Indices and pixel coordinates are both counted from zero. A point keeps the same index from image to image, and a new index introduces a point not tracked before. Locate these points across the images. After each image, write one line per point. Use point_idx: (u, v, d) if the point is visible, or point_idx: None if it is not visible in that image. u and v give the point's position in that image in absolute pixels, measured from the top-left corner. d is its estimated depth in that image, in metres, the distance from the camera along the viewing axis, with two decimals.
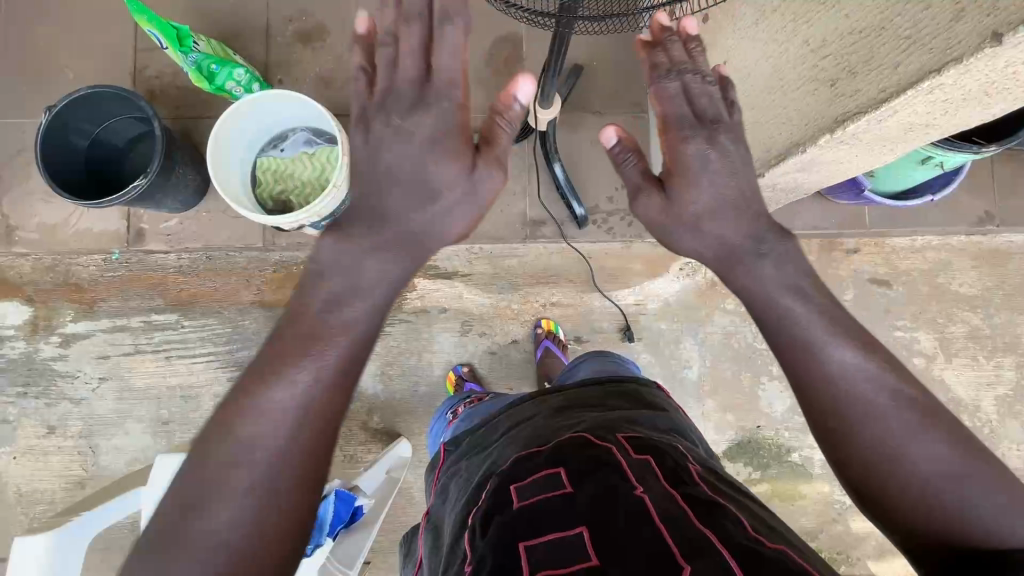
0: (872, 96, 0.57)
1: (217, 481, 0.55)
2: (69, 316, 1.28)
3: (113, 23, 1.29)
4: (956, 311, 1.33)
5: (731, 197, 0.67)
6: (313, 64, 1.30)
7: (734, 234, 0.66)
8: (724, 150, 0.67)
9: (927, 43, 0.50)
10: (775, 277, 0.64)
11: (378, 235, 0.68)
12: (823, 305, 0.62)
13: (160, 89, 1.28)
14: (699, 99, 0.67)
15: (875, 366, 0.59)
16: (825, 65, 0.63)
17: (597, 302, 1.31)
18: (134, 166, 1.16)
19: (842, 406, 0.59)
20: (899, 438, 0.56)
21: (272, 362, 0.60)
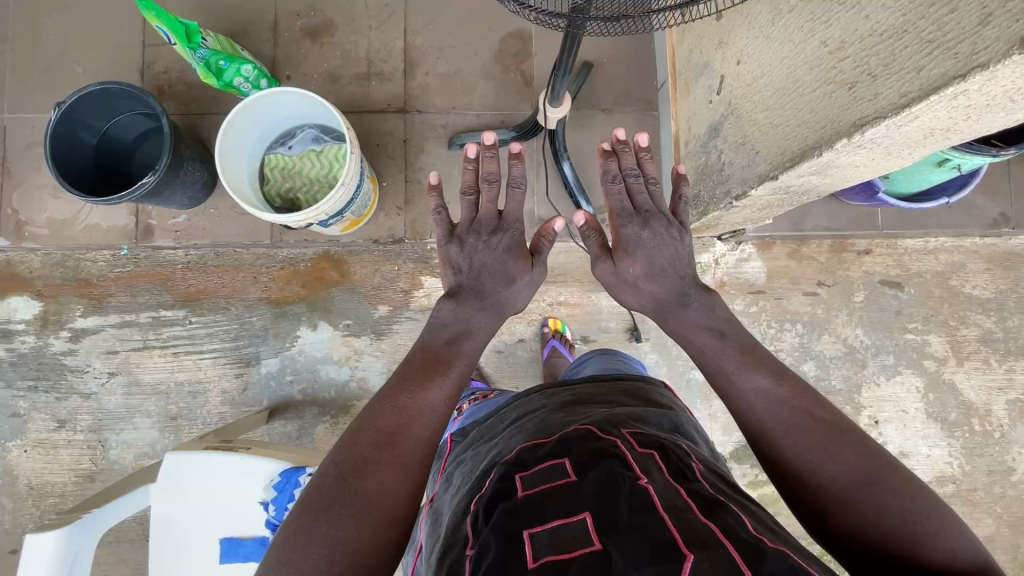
0: (892, 100, 0.56)
1: (373, 462, 0.62)
2: (79, 311, 1.28)
3: (121, 17, 1.28)
4: (968, 314, 1.31)
5: (665, 263, 0.81)
6: (320, 60, 1.29)
7: (665, 289, 0.80)
8: (658, 228, 0.81)
9: (951, 48, 0.49)
10: (702, 319, 0.77)
11: (470, 306, 0.80)
12: (738, 340, 0.73)
13: (169, 85, 1.28)
14: (638, 197, 0.83)
15: (785, 388, 0.66)
16: (843, 67, 0.63)
17: (604, 301, 1.31)
18: (143, 161, 1.17)
19: (763, 424, 0.65)
20: (812, 453, 0.61)
21: (388, 400, 0.67)
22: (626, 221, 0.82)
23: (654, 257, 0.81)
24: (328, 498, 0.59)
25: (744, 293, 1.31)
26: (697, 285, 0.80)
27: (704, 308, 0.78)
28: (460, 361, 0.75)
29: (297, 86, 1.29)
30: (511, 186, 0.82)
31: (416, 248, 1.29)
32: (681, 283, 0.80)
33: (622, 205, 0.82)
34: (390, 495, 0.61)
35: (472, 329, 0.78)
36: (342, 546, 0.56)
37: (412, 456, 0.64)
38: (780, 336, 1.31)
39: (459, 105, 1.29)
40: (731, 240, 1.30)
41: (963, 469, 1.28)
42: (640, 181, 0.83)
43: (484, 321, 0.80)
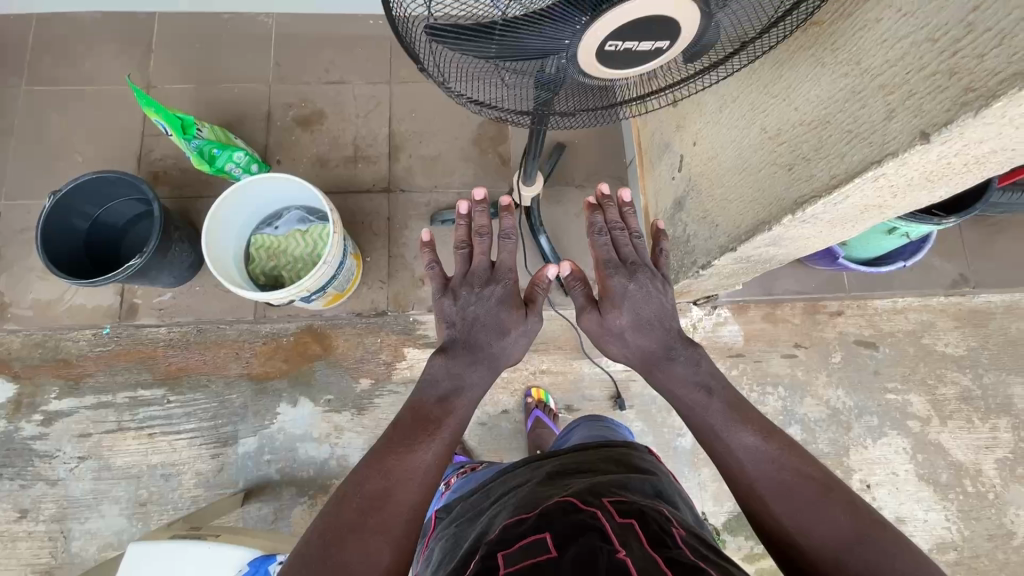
0: (824, 181, 0.61)
1: (357, 532, 0.60)
2: (54, 393, 1.26)
3: (124, 111, 1.38)
4: (945, 372, 1.33)
5: (652, 315, 0.80)
6: (310, 146, 1.38)
7: (653, 342, 0.79)
8: (646, 282, 0.81)
9: (867, 138, 0.54)
10: (688, 377, 0.76)
11: (462, 364, 0.78)
12: (725, 398, 0.72)
13: (164, 170, 1.34)
14: (623, 249, 0.83)
15: (772, 446, 0.66)
16: (782, 151, 0.69)
17: (586, 368, 1.32)
18: (133, 243, 1.21)
19: (752, 485, 0.65)
20: (801, 512, 0.61)
21: (377, 463, 0.66)
22: (611, 271, 0.81)
23: (641, 308, 0.80)
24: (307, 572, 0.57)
25: (723, 356, 1.33)
26: (685, 340, 0.79)
27: (690, 363, 0.77)
28: (452, 423, 0.73)
29: (288, 169, 1.37)
30: (501, 237, 0.85)
31: (399, 319, 1.31)
32: (671, 335, 0.79)
33: (609, 255, 0.83)
34: (372, 568, 0.59)
35: (463, 386, 0.77)
36: None
37: (398, 523, 0.63)
38: (763, 399, 1.31)
39: (441, 183, 1.37)
40: (707, 304, 1.33)
41: (963, 534, 1.25)
42: (627, 234, 0.85)
43: (476, 379, 0.78)
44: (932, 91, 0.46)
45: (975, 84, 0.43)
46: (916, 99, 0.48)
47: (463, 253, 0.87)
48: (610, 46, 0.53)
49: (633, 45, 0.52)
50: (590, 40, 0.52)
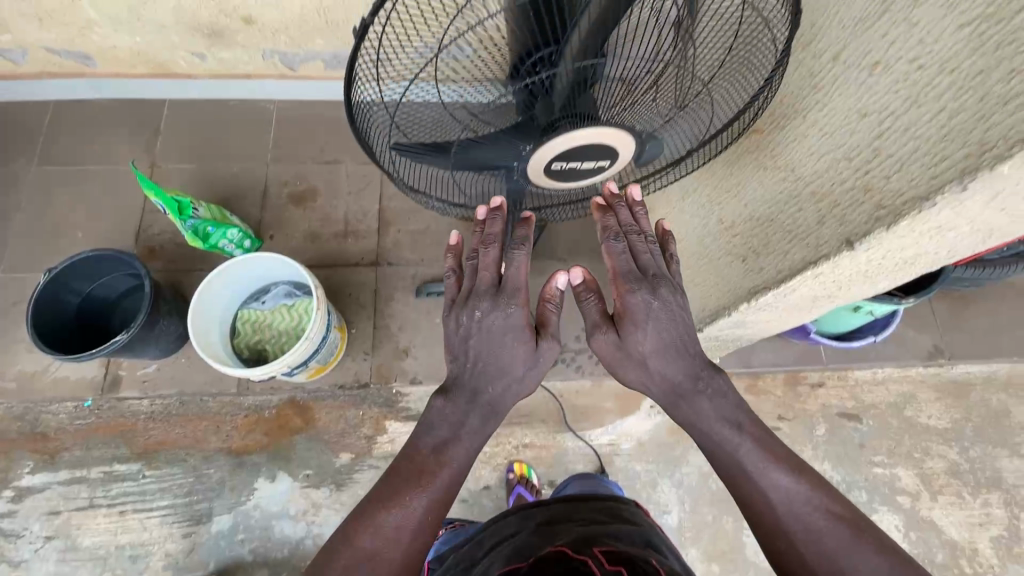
0: (772, 275, 0.64)
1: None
2: (28, 468, 1.24)
3: (127, 189, 1.45)
4: (930, 445, 1.32)
5: (677, 337, 0.66)
6: (303, 221, 1.44)
7: (677, 368, 0.65)
8: (671, 297, 0.68)
9: (803, 240, 0.58)
10: (711, 413, 0.64)
11: (459, 405, 0.66)
12: (752, 438, 0.62)
13: (160, 245, 1.39)
14: (643, 257, 0.70)
15: (805, 484, 0.60)
16: (736, 243, 0.73)
17: (570, 442, 1.31)
18: (124, 317, 1.24)
19: (782, 526, 0.59)
20: (840, 558, 0.56)
21: (369, 516, 0.61)
22: (631, 284, 0.67)
23: (665, 326, 0.66)
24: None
25: None
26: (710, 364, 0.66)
27: (717, 397, 0.65)
28: (452, 474, 0.64)
29: (280, 243, 1.42)
30: (511, 246, 0.71)
31: (381, 392, 1.31)
32: (696, 361, 0.66)
33: (626, 266, 0.70)
34: None
35: (460, 433, 0.66)
36: None
37: None
38: None
39: (427, 257, 1.42)
40: None
41: None
42: (644, 239, 0.72)
43: (476, 425, 0.67)
44: (852, 204, 0.52)
45: (887, 202, 0.49)
46: (840, 211, 0.54)
47: (453, 282, 0.75)
48: (557, 166, 0.65)
49: (576, 165, 0.65)
50: (540, 160, 0.64)
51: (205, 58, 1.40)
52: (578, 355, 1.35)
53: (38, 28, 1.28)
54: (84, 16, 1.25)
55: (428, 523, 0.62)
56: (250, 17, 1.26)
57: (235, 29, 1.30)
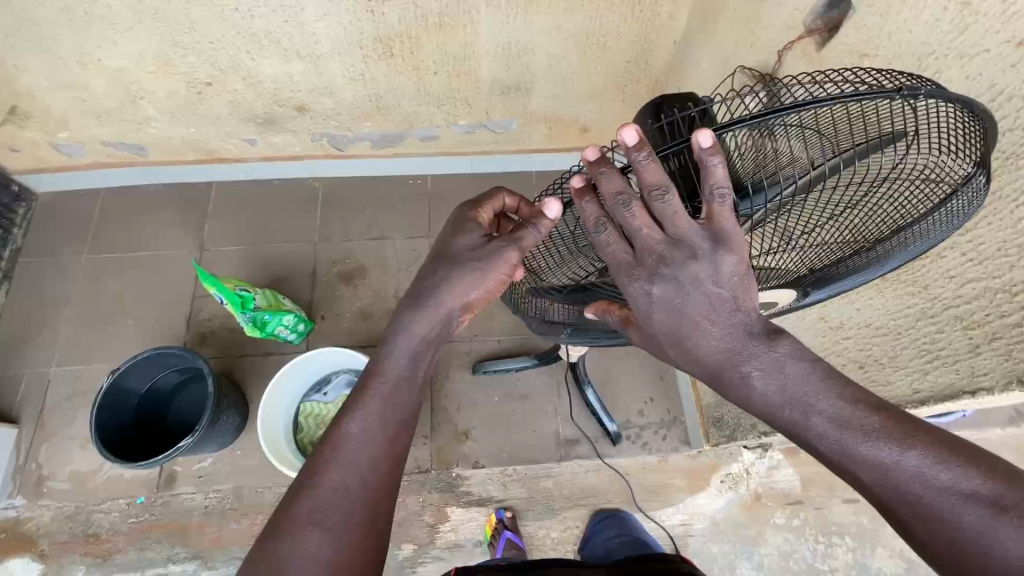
0: (908, 390, 0.77)
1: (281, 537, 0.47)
2: (79, 573, 1.19)
3: (177, 274, 1.45)
4: None
5: (712, 309, 0.46)
6: (353, 300, 1.43)
7: (713, 343, 0.47)
8: (700, 272, 0.45)
9: (951, 365, 0.69)
10: (770, 395, 0.45)
11: (411, 327, 0.56)
12: (831, 410, 0.43)
13: (212, 330, 1.38)
14: (644, 239, 0.44)
15: (916, 454, 0.41)
16: (853, 346, 0.84)
17: (641, 523, 1.25)
18: (180, 410, 1.23)
19: (893, 495, 0.41)
20: (978, 540, 0.39)
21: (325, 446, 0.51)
22: (624, 278, 0.46)
23: (684, 304, 0.46)
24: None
25: (783, 504, 1.26)
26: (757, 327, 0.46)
27: (770, 372, 0.45)
28: (408, 393, 0.55)
29: (331, 323, 1.40)
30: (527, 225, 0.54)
31: (442, 477, 1.27)
32: (742, 328, 0.46)
33: (616, 261, 0.46)
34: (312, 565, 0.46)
35: (398, 332, 0.56)
36: None
37: (339, 512, 0.48)
38: (831, 552, 1.23)
39: (480, 332, 1.40)
40: (757, 447, 1.29)
41: None
42: (631, 210, 0.43)
43: (426, 330, 0.56)
44: (1019, 343, 0.59)
45: (1001, 334, 0.61)
46: (1006, 352, 0.61)
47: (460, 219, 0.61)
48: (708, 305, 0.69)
49: None
50: None
51: (256, 143, 1.42)
52: (642, 431, 1.33)
53: (96, 124, 1.30)
54: (144, 112, 1.27)
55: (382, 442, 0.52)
56: (305, 105, 1.28)
57: (288, 116, 1.32)
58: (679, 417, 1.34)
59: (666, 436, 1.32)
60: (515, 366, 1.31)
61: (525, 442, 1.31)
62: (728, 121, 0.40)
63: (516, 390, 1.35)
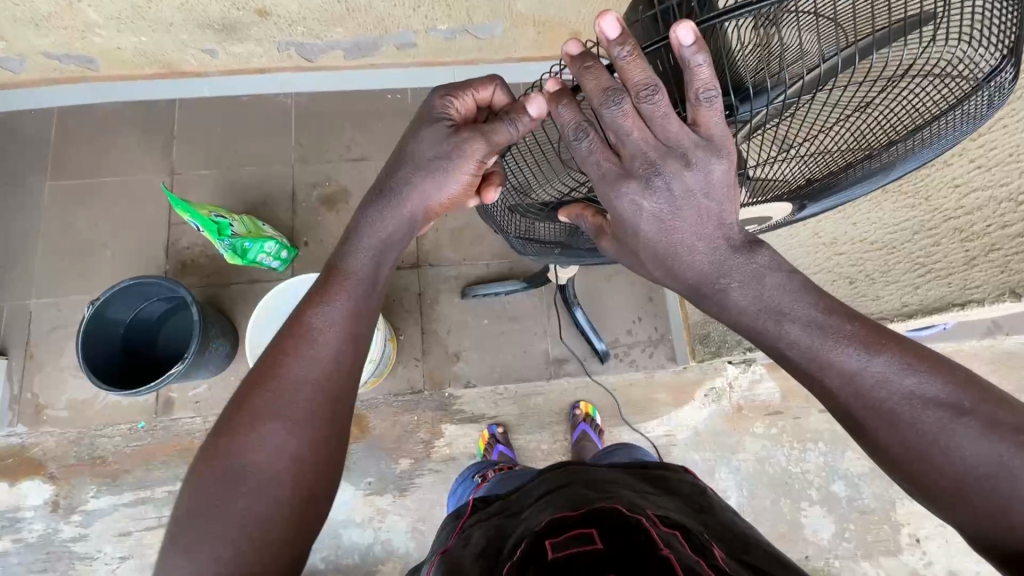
0: (894, 303, 0.92)
1: (244, 424, 0.48)
2: (92, 492, 1.25)
3: (149, 201, 1.38)
4: None
5: (698, 220, 0.44)
6: (336, 225, 1.38)
7: (697, 261, 0.45)
8: (692, 183, 0.42)
9: (947, 281, 0.86)
10: (747, 306, 0.44)
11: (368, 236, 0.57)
12: (805, 317, 0.43)
13: (192, 259, 1.35)
14: (629, 145, 0.41)
15: (884, 357, 0.42)
16: (845, 266, 0.95)
17: (627, 435, 1.31)
18: (168, 338, 1.23)
19: (862, 403, 0.42)
20: (943, 442, 0.41)
21: (289, 338, 0.52)
22: (610, 191, 0.44)
23: (672, 218, 0.44)
24: (196, 514, 0.46)
25: (762, 415, 1.32)
26: (738, 243, 0.45)
27: (750, 283, 0.44)
28: (372, 296, 0.56)
29: (315, 250, 1.37)
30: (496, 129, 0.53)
31: (435, 396, 1.31)
32: (725, 241, 0.45)
33: (600, 172, 0.43)
34: (275, 449, 0.48)
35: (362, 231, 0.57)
36: (238, 508, 0.46)
37: (302, 403, 0.50)
38: (804, 456, 1.30)
39: (468, 256, 1.38)
40: (741, 362, 1.33)
41: None
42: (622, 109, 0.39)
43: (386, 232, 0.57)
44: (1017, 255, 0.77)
45: (1001, 244, 0.78)
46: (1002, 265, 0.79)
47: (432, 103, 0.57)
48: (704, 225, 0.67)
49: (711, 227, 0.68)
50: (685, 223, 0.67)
51: (217, 55, 1.30)
52: (630, 349, 1.35)
53: (35, 33, 1.17)
54: (85, 18, 1.13)
55: (341, 340, 0.52)
56: (265, 10, 1.14)
57: (248, 22, 1.18)
58: (667, 335, 1.36)
59: (654, 354, 1.35)
60: (505, 289, 1.32)
61: (515, 362, 1.34)
62: (722, 11, 0.36)
63: (506, 313, 1.35)
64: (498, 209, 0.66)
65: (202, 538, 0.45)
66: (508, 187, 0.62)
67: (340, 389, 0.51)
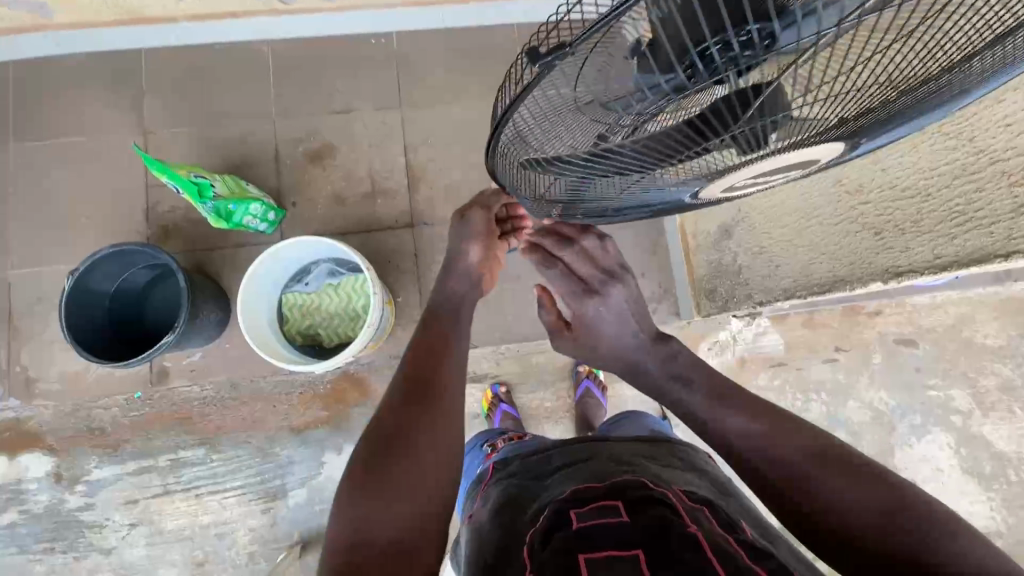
0: (925, 258, 0.79)
1: (403, 414, 0.66)
2: (94, 462, 1.24)
3: (124, 162, 1.30)
4: (985, 363, 1.28)
5: (628, 316, 0.79)
6: (325, 184, 1.31)
7: (629, 349, 0.78)
8: (619, 291, 0.79)
9: (989, 227, 0.70)
10: (660, 375, 0.75)
11: (449, 292, 0.86)
12: (705, 387, 0.70)
13: (175, 224, 1.28)
14: (582, 268, 0.79)
15: (760, 422, 0.64)
16: (876, 216, 0.86)
17: (630, 390, 1.30)
18: (157, 308, 1.18)
19: (744, 451, 0.63)
20: (817, 483, 0.57)
21: (422, 365, 0.72)
22: (579, 302, 0.80)
23: (616, 314, 0.79)
24: (372, 483, 0.60)
25: (766, 367, 1.32)
26: (655, 337, 0.79)
27: (665, 360, 0.76)
28: (463, 341, 0.79)
29: (305, 211, 1.31)
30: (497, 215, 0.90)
31: None
32: (648, 336, 0.79)
33: (572, 285, 0.80)
34: (427, 433, 0.64)
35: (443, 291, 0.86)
36: (406, 473, 0.61)
37: (441, 403, 0.68)
38: (807, 406, 1.31)
39: None
40: (746, 316, 1.31)
41: (1008, 522, 1.24)
42: (577, 253, 0.79)
43: (455, 291, 0.86)
44: None
45: None
46: None
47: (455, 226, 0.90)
48: (737, 184, 0.60)
49: (751, 184, 0.60)
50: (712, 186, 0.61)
51: None
52: None
53: None
54: None
55: (455, 370, 0.73)
56: None
57: None
58: (671, 290, 1.32)
59: (658, 309, 1.32)
60: None
61: (517, 321, 1.30)
62: None
63: (506, 271, 1.31)
64: (505, 165, 0.59)
65: (385, 495, 0.59)
66: (517, 140, 0.56)
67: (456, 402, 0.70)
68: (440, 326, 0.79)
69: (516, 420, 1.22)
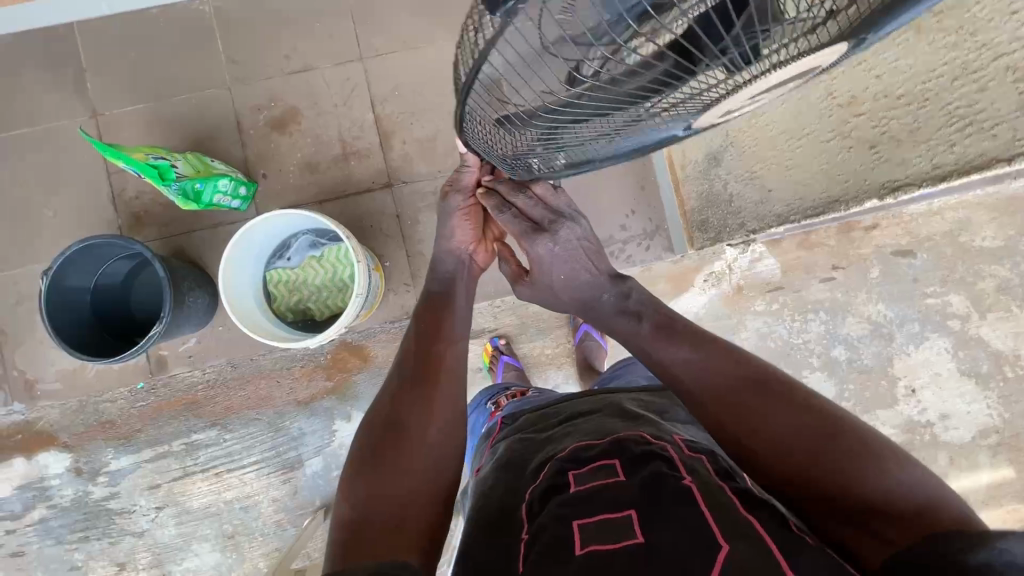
0: (925, 169, 0.77)
1: (409, 395, 0.69)
2: (111, 454, 1.26)
3: (79, 150, 1.23)
4: (984, 266, 1.22)
5: (581, 256, 0.83)
6: (293, 151, 1.25)
7: (582, 289, 0.83)
8: (571, 231, 0.82)
9: (990, 130, 0.68)
10: (609, 310, 0.81)
11: (443, 265, 0.85)
12: (652, 320, 0.75)
13: (145, 210, 1.23)
14: (533, 211, 0.81)
15: (703, 351, 0.68)
16: (867, 129, 0.82)
17: None
18: (142, 297, 1.16)
19: (687, 385, 0.67)
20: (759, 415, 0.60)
21: (425, 347, 0.75)
22: (532, 242, 0.81)
23: (572, 253, 0.82)
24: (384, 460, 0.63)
25: (763, 292, 1.31)
26: (611, 275, 0.83)
27: (617, 297, 0.81)
28: (463, 317, 0.81)
29: (277, 182, 1.25)
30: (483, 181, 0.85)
31: None
32: (604, 276, 0.83)
33: (521, 226, 0.81)
34: (432, 411, 0.68)
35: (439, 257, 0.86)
36: (416, 450, 0.64)
37: (442, 381, 0.71)
38: (806, 327, 1.31)
39: (443, 167, 1.27)
40: (740, 244, 1.28)
41: (1005, 418, 1.26)
42: (530, 198, 0.81)
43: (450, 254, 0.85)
44: None
45: None
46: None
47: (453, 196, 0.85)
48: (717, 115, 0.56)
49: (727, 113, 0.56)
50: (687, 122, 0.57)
51: None
52: (625, 245, 1.29)
53: None
54: None
55: (454, 350, 0.76)
56: None
57: None
58: (662, 225, 1.29)
59: (650, 246, 1.29)
60: None
61: None
62: None
63: None
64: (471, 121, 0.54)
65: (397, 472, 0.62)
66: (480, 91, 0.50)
67: (459, 379, 0.73)
68: (438, 304, 0.81)
69: (518, 370, 1.22)
